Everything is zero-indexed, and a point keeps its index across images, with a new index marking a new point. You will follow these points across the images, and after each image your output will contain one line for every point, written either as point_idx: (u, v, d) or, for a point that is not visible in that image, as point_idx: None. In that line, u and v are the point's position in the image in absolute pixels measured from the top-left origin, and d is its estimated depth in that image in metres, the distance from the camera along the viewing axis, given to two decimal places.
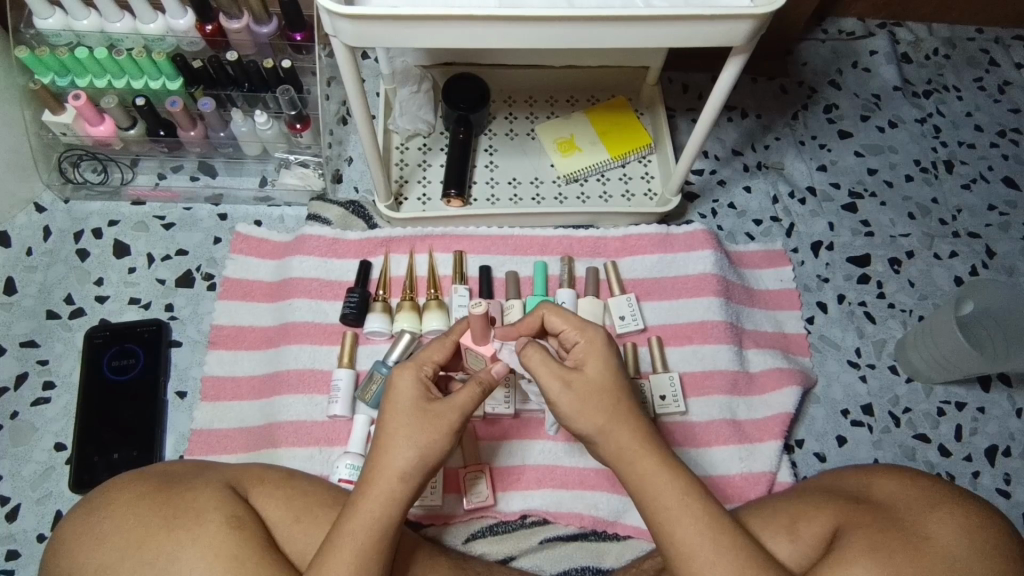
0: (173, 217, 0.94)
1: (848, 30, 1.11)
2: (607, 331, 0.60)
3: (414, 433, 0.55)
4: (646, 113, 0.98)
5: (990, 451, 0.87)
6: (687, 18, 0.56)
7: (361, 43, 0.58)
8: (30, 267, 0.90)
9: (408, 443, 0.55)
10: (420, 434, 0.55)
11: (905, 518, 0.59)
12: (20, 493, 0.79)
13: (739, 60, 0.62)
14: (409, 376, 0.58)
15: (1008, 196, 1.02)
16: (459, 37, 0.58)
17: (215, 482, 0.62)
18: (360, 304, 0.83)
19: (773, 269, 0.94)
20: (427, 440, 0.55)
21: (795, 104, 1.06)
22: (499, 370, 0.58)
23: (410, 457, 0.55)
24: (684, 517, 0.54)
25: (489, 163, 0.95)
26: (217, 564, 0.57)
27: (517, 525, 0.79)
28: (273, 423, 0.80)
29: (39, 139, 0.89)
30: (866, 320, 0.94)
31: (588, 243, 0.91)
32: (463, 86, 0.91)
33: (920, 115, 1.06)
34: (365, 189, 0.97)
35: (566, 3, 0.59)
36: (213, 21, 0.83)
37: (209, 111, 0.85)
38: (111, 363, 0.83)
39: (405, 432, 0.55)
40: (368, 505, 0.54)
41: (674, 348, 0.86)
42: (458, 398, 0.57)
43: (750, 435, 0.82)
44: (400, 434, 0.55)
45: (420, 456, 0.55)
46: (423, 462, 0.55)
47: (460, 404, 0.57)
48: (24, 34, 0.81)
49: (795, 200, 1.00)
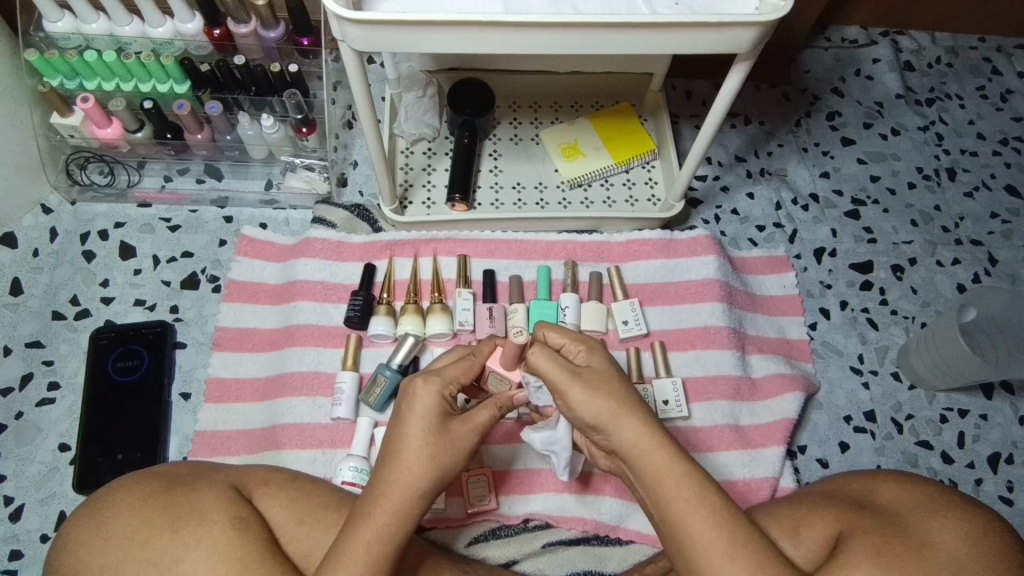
0: (179, 219, 0.94)
1: (851, 38, 1.11)
2: (603, 341, 0.62)
3: (436, 453, 0.55)
4: (650, 120, 0.99)
5: (992, 459, 0.87)
6: (691, 25, 0.57)
7: (369, 48, 0.58)
8: (36, 268, 0.90)
9: (427, 461, 0.55)
10: (440, 454, 0.56)
11: (909, 523, 0.59)
12: (24, 493, 0.80)
13: (744, 67, 0.63)
14: (433, 392, 0.57)
15: (1011, 204, 1.02)
16: (465, 43, 0.58)
17: (221, 482, 0.62)
18: (365, 306, 0.84)
19: (775, 275, 0.94)
20: (448, 460, 0.56)
21: (798, 112, 1.06)
22: (521, 397, 0.61)
23: (430, 475, 0.55)
24: (701, 509, 0.54)
25: (494, 167, 0.96)
26: (221, 565, 0.57)
27: (518, 530, 0.79)
28: (276, 425, 0.81)
29: (47, 141, 0.89)
30: (869, 327, 0.94)
31: (592, 248, 0.91)
32: (470, 92, 0.92)
33: (923, 123, 1.07)
34: (370, 193, 0.98)
35: (572, 9, 0.60)
36: (222, 25, 0.84)
37: (216, 114, 0.86)
38: (116, 364, 0.84)
39: (425, 450, 0.55)
40: (384, 518, 0.54)
41: (677, 353, 0.86)
42: (479, 418, 0.58)
43: (752, 441, 0.83)
44: (419, 451, 0.55)
45: (438, 473, 0.55)
46: (441, 478, 0.56)
47: (481, 424, 0.58)
48: (33, 37, 0.82)
49: (798, 206, 1.00)
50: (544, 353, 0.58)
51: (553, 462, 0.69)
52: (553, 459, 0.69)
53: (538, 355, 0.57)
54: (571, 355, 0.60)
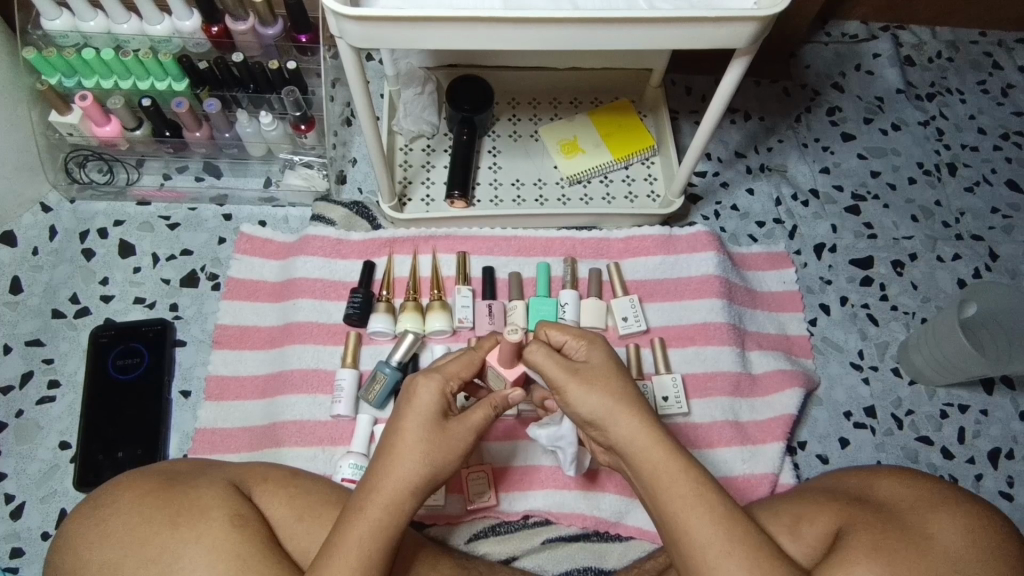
0: (178, 217, 0.94)
1: (851, 33, 1.11)
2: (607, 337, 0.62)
3: (430, 451, 0.55)
4: (649, 116, 0.98)
5: (993, 454, 0.87)
6: (689, 20, 0.56)
7: (366, 45, 0.58)
8: (36, 266, 0.90)
9: (421, 458, 0.55)
10: (434, 451, 0.55)
11: (908, 520, 0.59)
12: (24, 491, 0.80)
13: (743, 62, 0.63)
14: (433, 389, 0.57)
15: (1012, 199, 1.02)
16: (461, 38, 0.58)
17: (220, 480, 0.62)
18: (364, 304, 0.84)
19: (775, 270, 0.94)
20: (443, 458, 0.56)
21: (798, 107, 1.06)
22: (515, 396, 0.59)
23: (423, 472, 0.55)
24: (697, 507, 0.54)
25: (493, 164, 0.96)
26: (220, 563, 0.57)
27: (518, 526, 0.79)
28: (276, 423, 0.81)
29: (45, 139, 0.89)
30: (869, 323, 0.94)
31: (591, 245, 0.91)
32: (469, 88, 0.91)
33: (923, 118, 1.06)
34: (369, 190, 0.98)
35: (570, 5, 0.60)
36: (220, 22, 0.83)
37: (214, 112, 0.86)
38: (116, 362, 0.84)
39: (419, 447, 0.55)
40: (375, 513, 0.54)
41: (677, 349, 0.86)
42: (474, 418, 0.58)
43: (752, 437, 0.83)
44: (413, 447, 0.55)
45: (432, 470, 0.55)
46: (434, 476, 0.56)
47: (476, 424, 0.58)
48: (31, 35, 0.82)
49: (798, 202, 1.00)
50: (542, 350, 0.58)
51: (559, 457, 0.71)
52: (559, 454, 0.70)
53: (536, 352, 0.58)
54: (573, 351, 0.61)
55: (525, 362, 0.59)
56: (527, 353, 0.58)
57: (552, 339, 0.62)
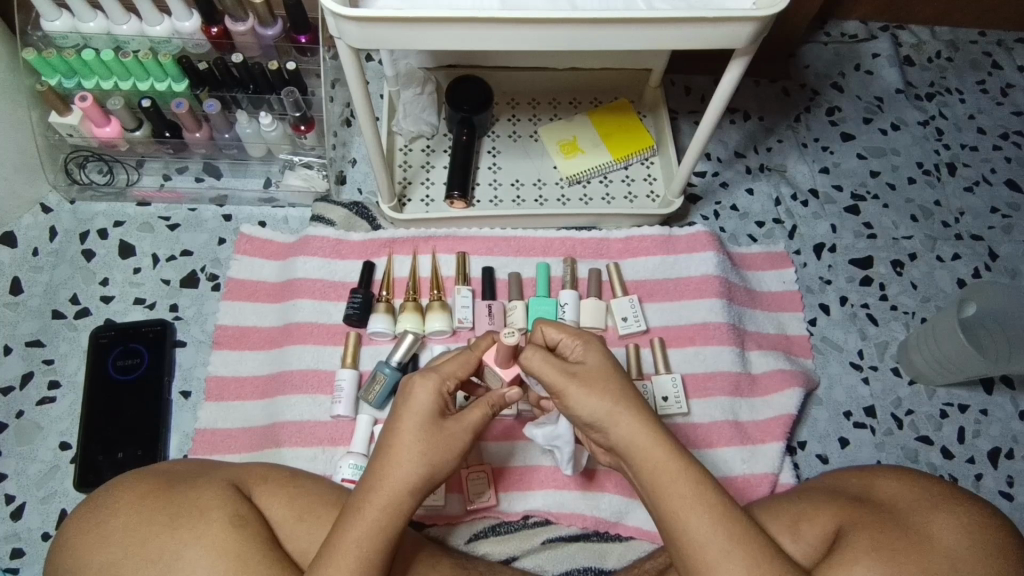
0: (178, 217, 0.95)
1: (851, 33, 1.11)
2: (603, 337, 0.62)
3: (428, 450, 0.55)
4: (648, 116, 0.98)
5: (993, 453, 0.87)
6: (688, 20, 0.57)
7: (365, 45, 0.58)
8: (36, 267, 0.91)
9: (418, 458, 0.55)
10: (431, 450, 0.55)
11: (907, 519, 0.59)
12: (25, 492, 0.80)
13: (742, 62, 0.63)
14: (429, 389, 0.57)
15: (1011, 199, 1.02)
16: (460, 38, 0.58)
17: (220, 480, 0.62)
18: (364, 304, 0.84)
19: (774, 270, 0.94)
20: (440, 458, 0.56)
21: (797, 107, 1.06)
22: (512, 396, 0.60)
23: (421, 472, 0.55)
24: (697, 507, 0.54)
25: (492, 164, 0.96)
26: (220, 563, 0.57)
27: (518, 526, 0.79)
28: (276, 423, 0.81)
29: (45, 140, 0.89)
30: (869, 323, 0.94)
31: (590, 245, 0.91)
32: (468, 88, 0.91)
33: (923, 118, 1.07)
34: (368, 191, 0.98)
35: (569, 5, 0.60)
36: (219, 23, 0.83)
37: (214, 112, 0.86)
38: (116, 362, 0.84)
39: (416, 447, 0.55)
40: (373, 513, 0.54)
41: (676, 349, 0.86)
42: (471, 418, 0.58)
43: (752, 437, 0.83)
44: (410, 447, 0.55)
45: (429, 470, 0.55)
46: (431, 475, 0.56)
47: (473, 424, 0.58)
48: (31, 36, 0.82)
49: (798, 202, 1.00)
50: (540, 355, 0.58)
51: (557, 456, 0.71)
52: (557, 454, 0.71)
53: (533, 358, 0.58)
54: (569, 352, 0.60)
55: (523, 367, 0.59)
56: (526, 357, 0.58)
57: (549, 340, 0.61)
